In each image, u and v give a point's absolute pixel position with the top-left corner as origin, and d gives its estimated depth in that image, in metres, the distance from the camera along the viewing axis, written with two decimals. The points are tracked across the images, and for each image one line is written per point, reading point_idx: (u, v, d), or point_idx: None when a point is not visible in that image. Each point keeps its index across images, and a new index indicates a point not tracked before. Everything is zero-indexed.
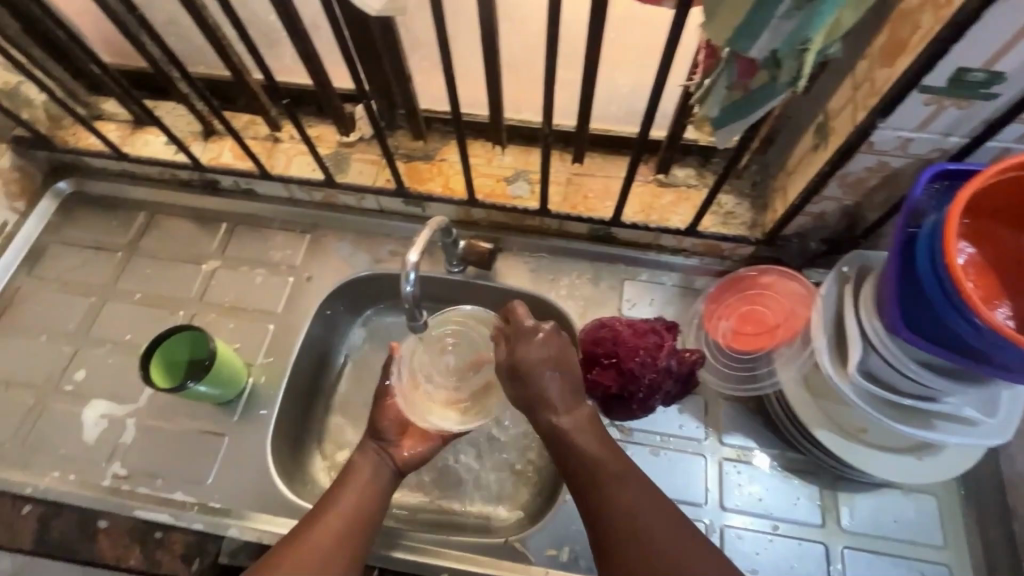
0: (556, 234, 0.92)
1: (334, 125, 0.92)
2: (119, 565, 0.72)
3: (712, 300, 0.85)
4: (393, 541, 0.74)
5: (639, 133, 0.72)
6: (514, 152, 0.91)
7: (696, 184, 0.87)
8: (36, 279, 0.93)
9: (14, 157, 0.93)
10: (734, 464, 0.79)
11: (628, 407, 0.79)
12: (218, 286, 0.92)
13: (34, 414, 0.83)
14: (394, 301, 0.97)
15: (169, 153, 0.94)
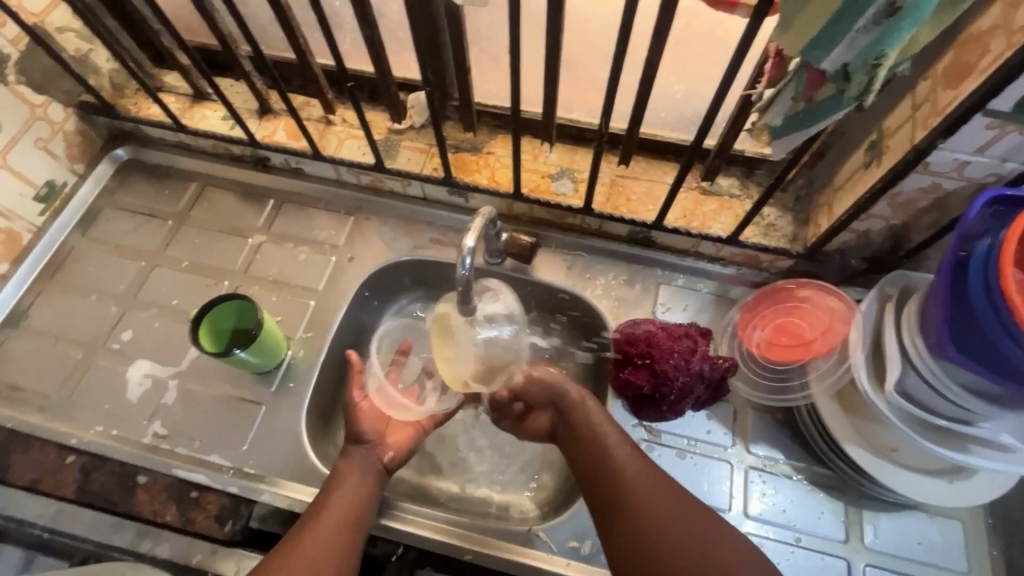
0: (595, 234, 0.93)
1: (387, 111, 0.94)
2: (156, 519, 0.76)
3: (747, 309, 0.85)
4: (419, 520, 0.76)
5: (693, 140, 0.73)
6: (561, 150, 0.93)
7: (739, 194, 0.88)
8: (90, 240, 0.97)
9: (78, 121, 0.96)
10: (760, 474, 0.79)
11: (658, 409, 0.80)
12: (263, 259, 0.95)
13: (81, 368, 0.86)
14: (430, 287, 0.99)
15: (226, 128, 0.96)
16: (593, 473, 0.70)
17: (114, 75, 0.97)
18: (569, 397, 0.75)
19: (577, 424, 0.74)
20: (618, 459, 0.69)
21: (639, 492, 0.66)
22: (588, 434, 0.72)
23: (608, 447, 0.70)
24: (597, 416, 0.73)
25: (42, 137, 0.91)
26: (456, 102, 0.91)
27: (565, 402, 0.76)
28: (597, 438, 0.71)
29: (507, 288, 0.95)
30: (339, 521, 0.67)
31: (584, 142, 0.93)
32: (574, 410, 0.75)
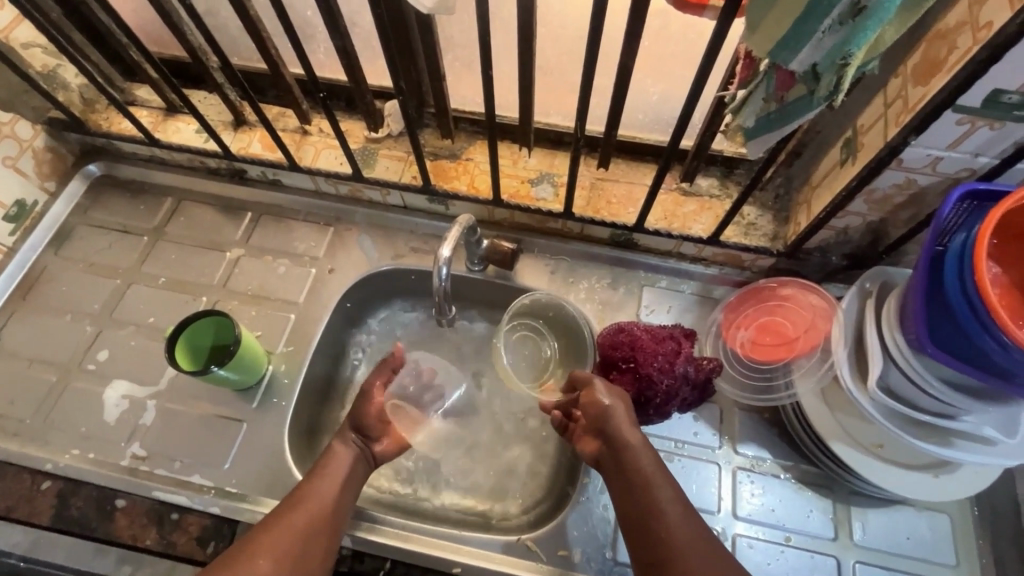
0: (578, 238, 0.93)
1: (364, 120, 0.93)
2: (135, 544, 0.74)
3: (730, 309, 0.85)
4: (407, 534, 0.75)
5: (669, 141, 0.72)
6: (540, 155, 0.92)
7: (719, 195, 0.88)
8: (63, 259, 0.95)
9: (47, 138, 0.95)
10: (748, 474, 0.79)
11: (645, 412, 0.79)
12: (242, 273, 0.93)
13: (56, 391, 0.84)
14: (413, 297, 0.98)
15: (200, 141, 0.95)
16: (635, 513, 0.65)
17: (84, 90, 0.96)
18: (621, 438, 0.69)
19: (614, 439, 0.70)
20: (663, 506, 0.64)
21: (676, 530, 0.62)
22: (634, 477, 0.67)
23: (654, 494, 0.65)
24: (649, 464, 0.67)
25: (10, 156, 0.89)
26: (432, 110, 0.90)
27: (615, 443, 0.70)
28: (647, 485, 0.66)
29: (491, 295, 0.95)
30: (333, 485, 0.69)
31: (563, 146, 0.92)
32: (622, 451, 0.69)
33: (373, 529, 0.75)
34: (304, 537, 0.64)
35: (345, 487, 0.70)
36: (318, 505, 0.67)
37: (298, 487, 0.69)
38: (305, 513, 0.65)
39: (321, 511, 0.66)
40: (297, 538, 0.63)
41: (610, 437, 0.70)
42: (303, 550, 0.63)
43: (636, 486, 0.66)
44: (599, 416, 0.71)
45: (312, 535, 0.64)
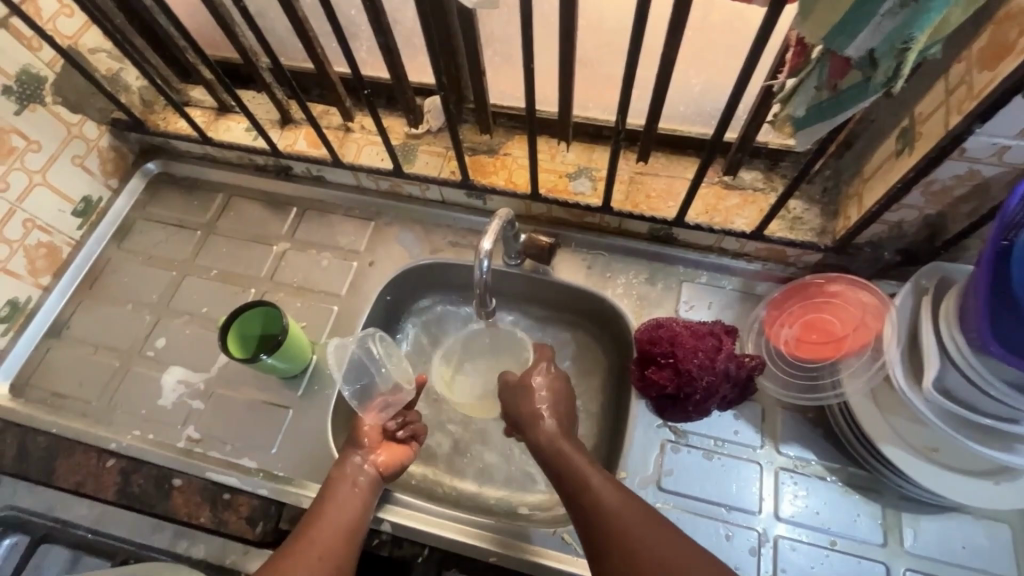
0: (615, 232, 0.92)
1: (404, 117, 0.95)
2: (191, 521, 0.77)
3: (774, 306, 0.83)
4: (443, 522, 0.75)
5: (713, 134, 0.71)
6: (578, 149, 0.92)
7: (763, 188, 0.86)
8: (125, 251, 1.00)
9: (111, 138, 1.01)
10: (791, 475, 0.76)
11: (683, 409, 0.78)
12: (288, 267, 0.97)
13: (119, 375, 0.89)
14: (451, 290, 1.00)
15: (249, 139, 0.99)
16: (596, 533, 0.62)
17: (144, 92, 1.01)
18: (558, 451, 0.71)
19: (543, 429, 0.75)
20: (620, 516, 0.62)
21: (645, 540, 0.59)
22: (585, 494, 0.65)
23: (606, 508, 0.63)
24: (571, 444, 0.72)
25: (78, 154, 0.95)
26: (472, 105, 0.92)
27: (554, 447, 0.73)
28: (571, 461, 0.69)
29: (528, 289, 0.96)
30: (337, 526, 0.68)
31: (601, 140, 0.92)
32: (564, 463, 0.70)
33: (411, 516, 0.76)
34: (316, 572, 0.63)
35: (351, 528, 0.69)
36: (321, 545, 0.65)
37: (303, 523, 0.68)
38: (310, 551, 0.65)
39: (326, 555, 0.65)
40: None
41: (551, 456, 0.72)
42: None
43: (565, 474, 0.69)
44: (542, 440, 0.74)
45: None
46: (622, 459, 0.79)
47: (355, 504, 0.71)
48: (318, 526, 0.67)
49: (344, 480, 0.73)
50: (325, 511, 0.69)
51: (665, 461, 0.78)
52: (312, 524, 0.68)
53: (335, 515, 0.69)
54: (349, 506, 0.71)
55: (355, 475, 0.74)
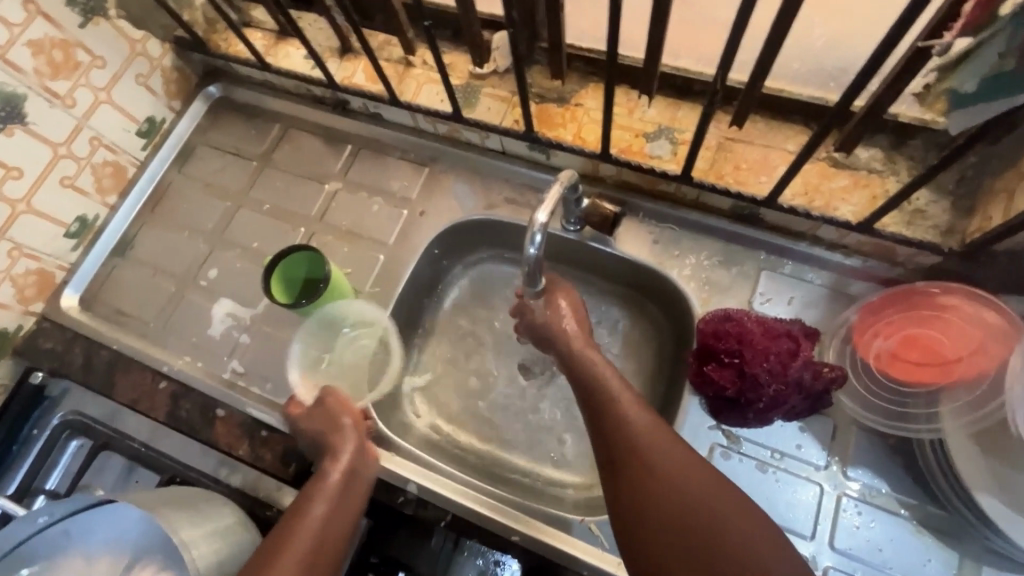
0: (691, 205, 0.82)
1: (469, 53, 0.87)
2: (231, 452, 0.79)
3: (870, 312, 0.71)
4: (469, 491, 0.74)
5: (839, 101, 0.58)
6: (660, 105, 0.80)
7: (880, 170, 0.72)
8: (186, 175, 1.01)
9: (174, 57, 0.98)
10: (855, 503, 0.68)
11: (742, 414, 0.70)
12: (338, 208, 0.93)
13: (174, 300, 0.92)
14: (503, 249, 0.94)
15: (307, 68, 0.95)
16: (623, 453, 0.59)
17: (206, 10, 0.98)
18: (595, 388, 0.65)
19: (564, 349, 0.71)
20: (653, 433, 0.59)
21: (679, 472, 0.56)
22: (611, 421, 0.62)
23: (634, 427, 0.60)
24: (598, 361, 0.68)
25: (141, 73, 0.93)
26: (544, 44, 0.81)
27: (578, 366, 0.69)
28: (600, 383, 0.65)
29: (585, 257, 0.88)
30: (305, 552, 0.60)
31: (690, 96, 0.80)
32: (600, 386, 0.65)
33: (438, 481, 0.75)
34: None
35: (321, 552, 0.61)
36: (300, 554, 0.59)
37: (283, 524, 0.62)
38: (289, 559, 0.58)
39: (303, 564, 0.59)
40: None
41: (590, 386, 0.66)
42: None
43: (590, 395, 0.65)
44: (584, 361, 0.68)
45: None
46: None
47: (327, 522, 0.63)
48: (295, 535, 0.61)
49: (319, 495, 0.65)
50: (307, 512, 0.63)
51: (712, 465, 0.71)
52: (277, 553, 0.59)
53: (302, 543, 0.60)
54: (320, 523, 0.62)
55: (330, 492, 0.65)
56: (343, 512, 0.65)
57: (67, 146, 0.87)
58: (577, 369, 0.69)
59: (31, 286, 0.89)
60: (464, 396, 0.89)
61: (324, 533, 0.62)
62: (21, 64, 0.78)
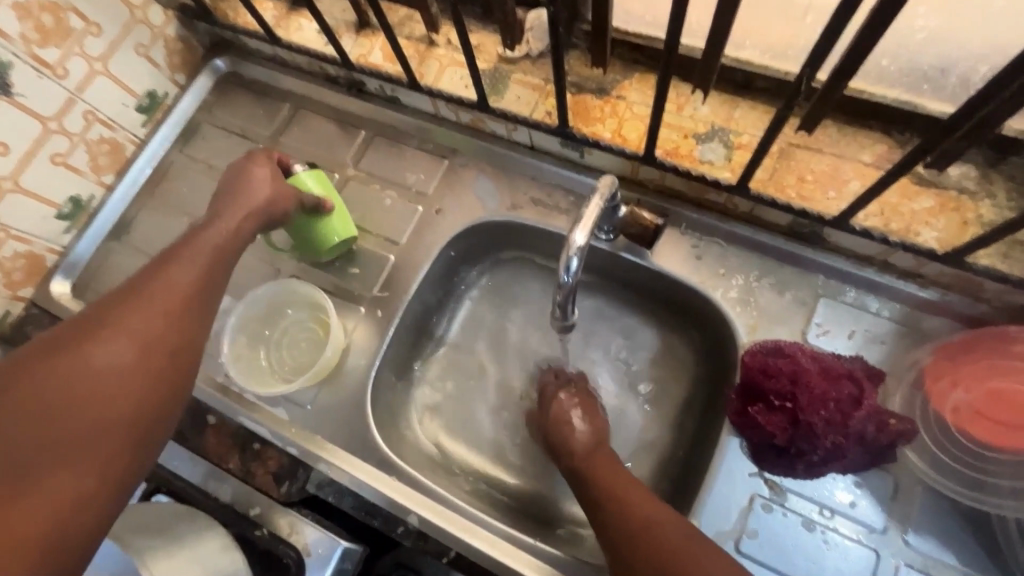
0: (741, 218, 0.72)
1: (499, 34, 0.77)
2: (220, 464, 0.73)
3: (949, 356, 0.62)
4: (474, 527, 0.67)
5: (962, 108, 0.50)
6: (716, 102, 0.70)
7: (974, 192, 0.62)
8: (187, 156, 0.93)
9: (178, 26, 0.90)
10: (915, 574, 0.59)
11: (789, 464, 0.62)
12: (348, 200, 0.85)
13: None
14: (525, 253, 0.85)
15: (319, 43, 0.86)
16: (615, 518, 0.55)
17: None
18: (590, 465, 0.62)
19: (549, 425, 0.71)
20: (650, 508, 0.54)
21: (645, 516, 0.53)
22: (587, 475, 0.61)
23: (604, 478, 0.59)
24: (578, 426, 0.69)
25: (141, 43, 0.86)
26: (587, 26, 0.71)
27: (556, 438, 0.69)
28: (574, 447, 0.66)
29: (616, 269, 0.79)
30: (134, 334, 0.52)
31: (751, 93, 0.69)
32: (590, 459, 0.63)
33: (440, 512, 0.68)
34: (122, 377, 0.49)
35: (159, 353, 0.52)
36: (105, 357, 0.49)
37: (69, 325, 0.51)
38: (116, 372, 0.49)
39: (124, 374, 0.49)
40: (107, 443, 0.47)
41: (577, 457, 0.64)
42: (124, 498, 0.48)
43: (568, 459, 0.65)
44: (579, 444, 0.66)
45: (138, 383, 0.50)
46: (696, 504, 0.64)
47: (182, 294, 0.56)
48: (115, 327, 0.51)
49: (164, 277, 0.56)
50: (130, 308, 0.53)
51: (750, 518, 0.63)
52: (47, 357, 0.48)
53: (125, 355, 0.50)
54: (163, 317, 0.54)
55: (174, 293, 0.56)
56: (201, 283, 0.59)
57: (58, 121, 0.80)
58: (552, 435, 0.69)
59: (20, 270, 0.83)
60: (475, 413, 0.82)
61: (162, 319, 0.54)
62: (6, 29, 0.71)
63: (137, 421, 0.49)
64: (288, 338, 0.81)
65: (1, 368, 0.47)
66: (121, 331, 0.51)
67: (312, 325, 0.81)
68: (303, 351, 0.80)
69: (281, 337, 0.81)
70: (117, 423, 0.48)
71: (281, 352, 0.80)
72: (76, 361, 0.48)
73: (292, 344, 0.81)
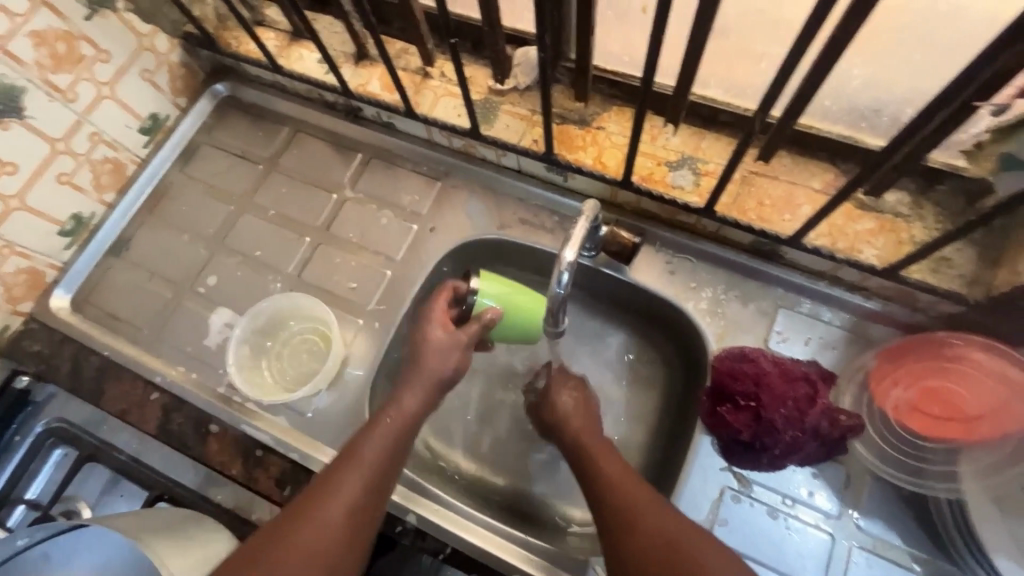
0: (709, 238, 0.80)
1: (489, 68, 0.84)
2: (223, 471, 0.76)
3: (890, 358, 0.70)
4: (469, 525, 0.72)
5: (887, 147, 0.58)
6: (685, 133, 0.78)
7: (907, 215, 0.71)
8: (187, 176, 0.97)
9: (182, 53, 0.95)
10: (865, 554, 0.66)
11: (755, 458, 0.68)
12: (346, 219, 0.91)
13: (170, 307, 0.88)
14: (512, 269, 0.91)
15: (320, 72, 0.92)
16: (626, 535, 0.58)
17: (218, 6, 0.94)
18: (596, 469, 0.65)
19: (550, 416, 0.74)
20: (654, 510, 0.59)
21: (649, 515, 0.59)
22: (590, 470, 0.65)
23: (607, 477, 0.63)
24: (580, 422, 0.71)
25: (147, 68, 0.90)
26: (570, 64, 0.79)
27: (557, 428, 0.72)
28: (578, 440, 0.69)
29: (598, 284, 0.85)
30: (346, 513, 0.59)
31: (716, 126, 0.78)
32: (591, 455, 0.66)
33: (437, 512, 0.72)
34: (344, 516, 0.59)
35: (376, 489, 0.62)
36: (346, 497, 0.60)
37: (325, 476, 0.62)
38: (333, 506, 0.59)
39: (348, 510, 0.60)
40: None
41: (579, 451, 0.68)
42: None
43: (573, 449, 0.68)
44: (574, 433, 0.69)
45: (363, 518, 0.60)
46: (673, 497, 0.71)
47: (376, 466, 0.63)
48: (335, 474, 0.62)
49: (357, 456, 0.63)
50: (359, 452, 0.63)
51: (721, 508, 0.69)
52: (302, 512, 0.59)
53: (350, 490, 0.61)
54: (362, 491, 0.61)
55: (392, 427, 0.66)
56: (421, 414, 0.69)
57: (65, 142, 0.83)
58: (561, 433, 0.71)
59: (21, 286, 0.85)
60: (464, 421, 0.86)
61: (365, 497, 0.61)
62: (22, 56, 0.75)
63: (350, 541, 0.59)
64: (287, 348, 0.86)
65: (232, 559, 0.57)
66: (360, 472, 0.62)
67: (314, 334, 0.85)
68: (302, 360, 0.85)
69: (280, 347, 0.86)
70: (339, 551, 0.58)
71: (282, 362, 0.85)
72: (310, 512, 0.59)
73: (292, 354, 0.85)
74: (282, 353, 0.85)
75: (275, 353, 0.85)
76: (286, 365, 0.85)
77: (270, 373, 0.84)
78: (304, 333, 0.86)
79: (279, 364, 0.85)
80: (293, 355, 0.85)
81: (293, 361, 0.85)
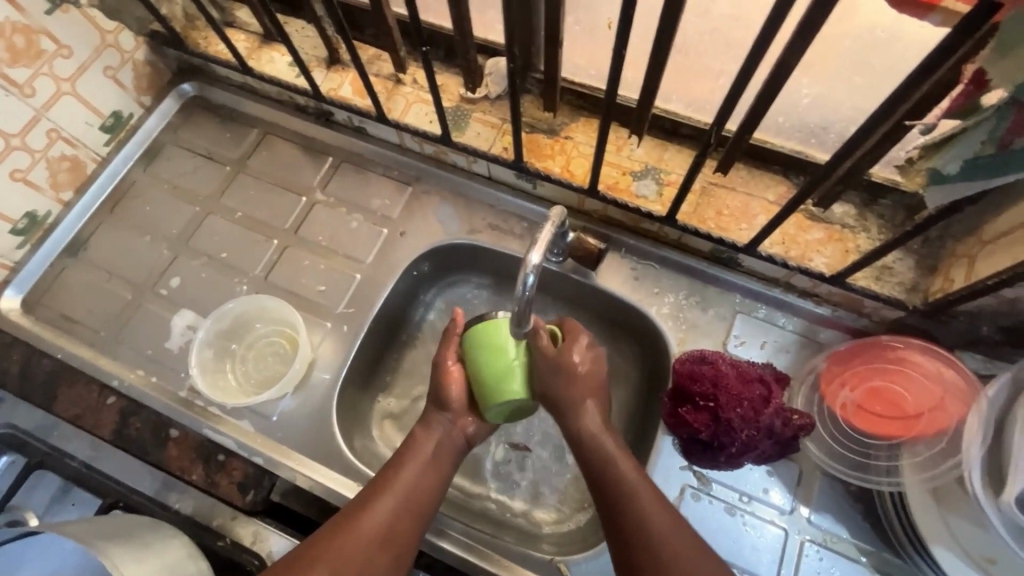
0: (672, 245, 0.83)
1: (461, 76, 0.86)
2: (183, 476, 0.75)
3: (837, 361, 0.74)
4: (437, 527, 0.72)
5: (826, 165, 0.63)
6: (649, 145, 0.82)
7: (853, 226, 0.75)
8: (151, 176, 0.95)
9: (147, 51, 0.93)
10: (816, 548, 0.69)
11: (713, 457, 0.71)
12: (315, 222, 0.90)
13: (130, 309, 0.86)
14: (483, 273, 0.93)
15: (291, 75, 0.92)
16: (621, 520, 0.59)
17: (187, 5, 0.93)
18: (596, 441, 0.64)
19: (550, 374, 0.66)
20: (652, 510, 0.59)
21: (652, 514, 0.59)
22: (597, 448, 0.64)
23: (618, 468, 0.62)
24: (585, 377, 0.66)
25: (110, 65, 0.88)
26: (539, 75, 0.81)
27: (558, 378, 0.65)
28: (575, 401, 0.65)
29: (566, 289, 0.88)
30: (380, 532, 0.60)
31: (677, 138, 0.81)
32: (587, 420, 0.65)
33: None
34: (381, 533, 0.60)
35: (414, 506, 0.63)
36: (383, 516, 0.61)
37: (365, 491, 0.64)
38: (367, 523, 0.60)
39: (387, 526, 0.61)
40: None
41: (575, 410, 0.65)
42: None
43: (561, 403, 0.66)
44: (578, 403, 0.65)
45: (398, 538, 0.61)
46: None
47: (411, 492, 0.64)
48: (375, 491, 0.63)
49: (391, 483, 0.64)
50: (399, 470, 0.65)
51: (681, 506, 0.72)
52: (342, 527, 0.60)
53: (392, 502, 0.62)
54: (398, 513, 0.62)
55: (429, 448, 0.67)
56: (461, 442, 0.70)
57: (21, 138, 0.80)
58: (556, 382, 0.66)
59: None
60: None
61: (400, 522, 0.62)
62: None
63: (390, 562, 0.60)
64: (252, 351, 0.84)
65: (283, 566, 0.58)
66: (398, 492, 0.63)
67: (281, 337, 0.85)
68: (267, 364, 0.83)
69: (245, 350, 0.84)
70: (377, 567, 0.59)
71: (247, 366, 0.84)
72: (350, 528, 0.60)
73: (257, 358, 0.84)
74: (247, 356, 0.84)
75: (240, 357, 0.84)
76: (252, 369, 0.84)
77: (236, 378, 0.83)
78: (269, 336, 0.85)
79: (244, 368, 0.83)
80: (258, 359, 0.84)
81: (258, 364, 0.84)
